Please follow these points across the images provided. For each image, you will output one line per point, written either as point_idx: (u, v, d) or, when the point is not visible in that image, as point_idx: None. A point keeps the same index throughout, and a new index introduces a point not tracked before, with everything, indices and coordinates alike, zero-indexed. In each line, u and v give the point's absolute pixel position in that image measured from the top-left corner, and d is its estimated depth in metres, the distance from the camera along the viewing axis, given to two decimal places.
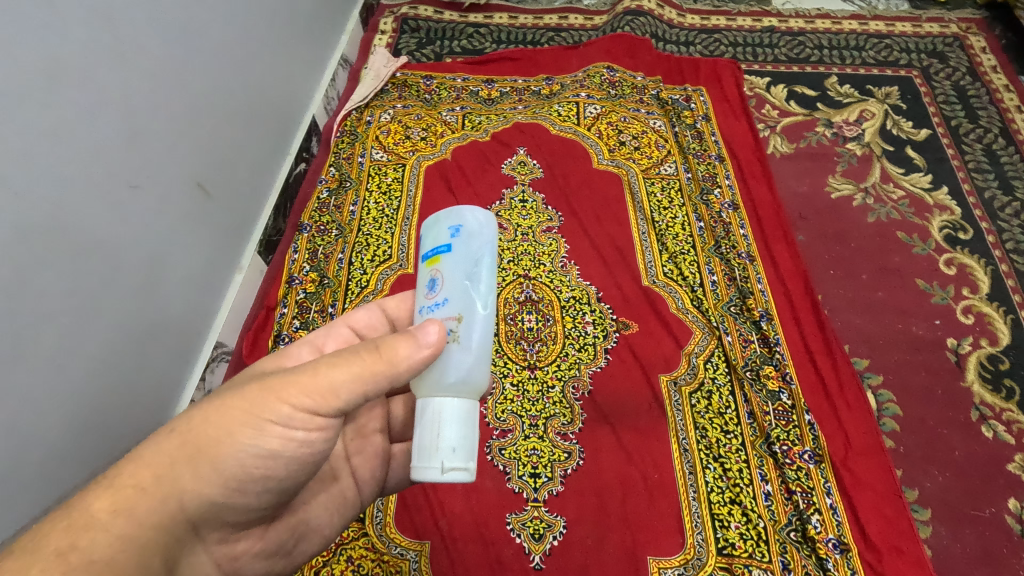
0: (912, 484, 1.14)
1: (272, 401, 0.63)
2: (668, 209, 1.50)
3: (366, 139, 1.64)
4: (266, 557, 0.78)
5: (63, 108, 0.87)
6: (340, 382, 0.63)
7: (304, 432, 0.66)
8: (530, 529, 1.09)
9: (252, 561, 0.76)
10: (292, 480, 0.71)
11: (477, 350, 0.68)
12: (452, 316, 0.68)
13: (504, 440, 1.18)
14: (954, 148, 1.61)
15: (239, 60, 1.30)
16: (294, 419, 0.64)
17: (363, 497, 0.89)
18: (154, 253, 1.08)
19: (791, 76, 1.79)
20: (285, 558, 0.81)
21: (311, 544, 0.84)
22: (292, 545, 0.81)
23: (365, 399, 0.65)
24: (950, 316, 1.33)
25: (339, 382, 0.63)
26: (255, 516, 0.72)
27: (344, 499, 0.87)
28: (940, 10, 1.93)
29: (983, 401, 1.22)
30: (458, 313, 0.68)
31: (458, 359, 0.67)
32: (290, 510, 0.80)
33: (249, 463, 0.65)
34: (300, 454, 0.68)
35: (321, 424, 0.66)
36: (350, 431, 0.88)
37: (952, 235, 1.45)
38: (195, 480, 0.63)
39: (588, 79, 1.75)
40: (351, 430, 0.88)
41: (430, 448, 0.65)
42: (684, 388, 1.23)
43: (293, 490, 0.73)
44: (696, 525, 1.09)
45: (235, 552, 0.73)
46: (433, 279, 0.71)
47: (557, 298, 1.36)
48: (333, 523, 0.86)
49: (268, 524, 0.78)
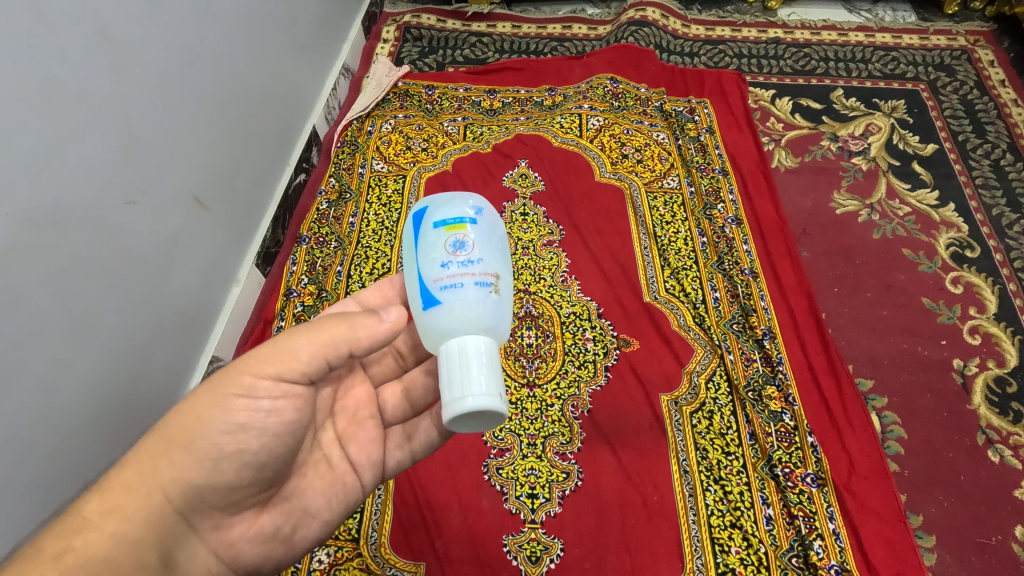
0: (916, 510, 1.12)
1: (236, 375, 0.69)
2: (671, 223, 1.48)
3: (367, 149, 1.63)
4: (263, 543, 0.76)
5: (57, 124, 0.86)
6: (300, 345, 0.69)
7: (270, 401, 0.70)
8: (527, 552, 1.07)
9: (248, 546, 0.75)
10: (269, 456, 0.71)
11: (506, 306, 0.75)
12: (491, 274, 0.73)
13: (501, 459, 1.17)
14: (962, 163, 1.59)
15: (239, 71, 1.29)
16: (259, 388, 0.69)
17: (363, 483, 0.84)
18: (150, 268, 1.07)
19: (796, 88, 1.78)
20: (285, 546, 0.78)
21: (312, 530, 0.80)
22: (290, 531, 0.78)
23: (326, 364, 0.71)
24: (956, 336, 1.31)
25: (299, 345, 0.69)
26: (239, 497, 0.72)
27: (343, 483, 0.82)
28: (948, 23, 1.91)
29: (990, 424, 1.20)
30: (495, 272, 0.74)
31: (499, 310, 0.73)
32: (284, 495, 0.78)
33: (219, 439, 0.68)
34: (271, 425, 0.70)
35: (286, 391, 0.70)
36: (344, 417, 0.84)
37: (959, 253, 1.43)
38: (172, 467, 0.67)
39: (590, 91, 1.74)
40: (345, 416, 0.84)
41: (459, 384, 0.66)
42: (684, 408, 1.21)
43: (271, 467, 0.73)
44: (696, 550, 1.07)
45: (229, 538, 0.74)
46: (461, 242, 0.73)
47: (558, 313, 1.34)
48: (333, 509, 0.82)
49: (261, 509, 0.76)
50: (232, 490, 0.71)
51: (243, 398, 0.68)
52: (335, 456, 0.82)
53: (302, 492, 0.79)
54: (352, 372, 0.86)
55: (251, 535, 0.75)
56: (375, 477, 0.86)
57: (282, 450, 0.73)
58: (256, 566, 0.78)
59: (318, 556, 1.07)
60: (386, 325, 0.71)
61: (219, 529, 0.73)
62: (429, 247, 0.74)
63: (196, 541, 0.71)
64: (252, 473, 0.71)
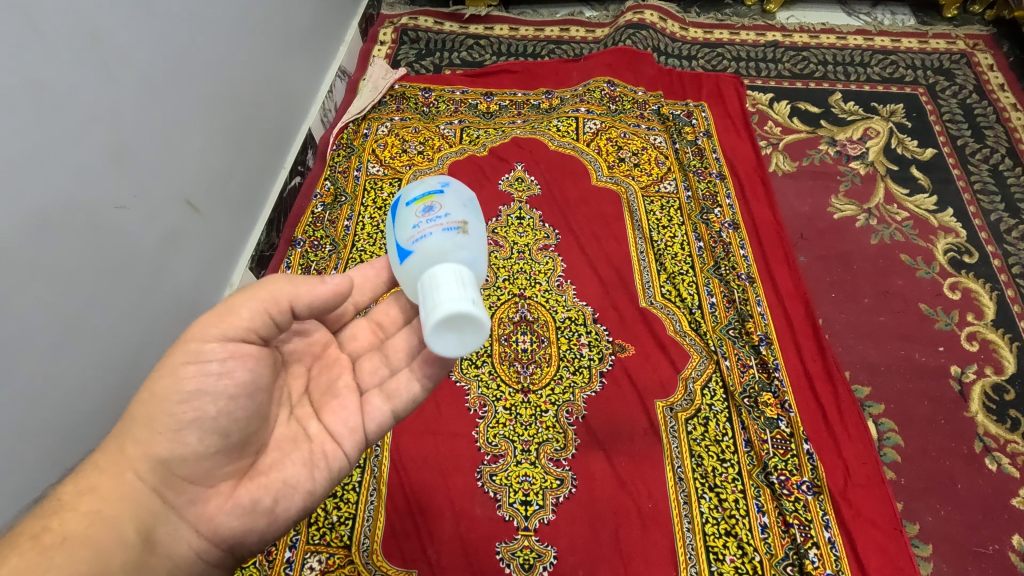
0: (912, 518, 1.11)
1: (189, 344, 0.68)
2: (668, 228, 1.47)
3: (362, 152, 1.62)
4: (242, 517, 0.73)
5: (46, 129, 0.85)
6: (241, 304, 0.69)
7: (220, 363, 0.68)
8: (520, 560, 1.07)
9: (227, 520, 0.72)
10: (232, 420, 0.69)
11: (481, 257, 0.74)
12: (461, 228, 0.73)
13: (495, 466, 1.16)
14: (960, 168, 1.58)
15: (233, 75, 1.28)
16: (210, 351, 0.68)
17: (345, 453, 0.79)
18: (141, 273, 1.06)
19: (794, 92, 1.77)
20: (267, 518, 0.74)
21: (293, 502, 0.76)
22: (271, 503, 0.74)
23: (268, 322, 0.71)
24: (954, 342, 1.30)
25: (240, 304, 0.69)
26: (209, 467, 0.70)
27: (321, 453, 0.78)
28: (947, 26, 1.90)
29: (987, 431, 1.19)
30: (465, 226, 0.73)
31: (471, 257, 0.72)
32: (259, 467, 0.74)
33: (176, 409, 0.67)
34: (227, 389, 0.69)
35: (236, 351, 0.69)
36: (315, 390, 0.81)
37: (957, 258, 1.42)
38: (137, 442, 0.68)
39: (588, 94, 1.73)
40: (316, 389, 0.81)
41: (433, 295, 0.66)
42: (679, 414, 1.21)
43: (238, 433, 0.71)
44: (691, 558, 1.06)
45: (207, 511, 0.71)
46: (429, 205, 0.74)
47: (553, 318, 1.34)
48: (315, 480, 0.77)
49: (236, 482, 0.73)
50: (201, 460, 0.69)
51: (191, 365, 0.67)
52: (313, 426, 0.79)
53: (277, 462, 0.75)
54: (327, 351, 0.84)
55: (228, 507, 0.72)
56: (357, 446, 0.80)
57: (244, 412, 0.70)
58: (239, 539, 0.74)
59: (310, 563, 1.06)
60: (329, 287, 0.73)
61: (195, 504, 0.70)
62: (404, 217, 0.74)
63: (174, 517, 0.70)
64: (216, 440, 0.69)
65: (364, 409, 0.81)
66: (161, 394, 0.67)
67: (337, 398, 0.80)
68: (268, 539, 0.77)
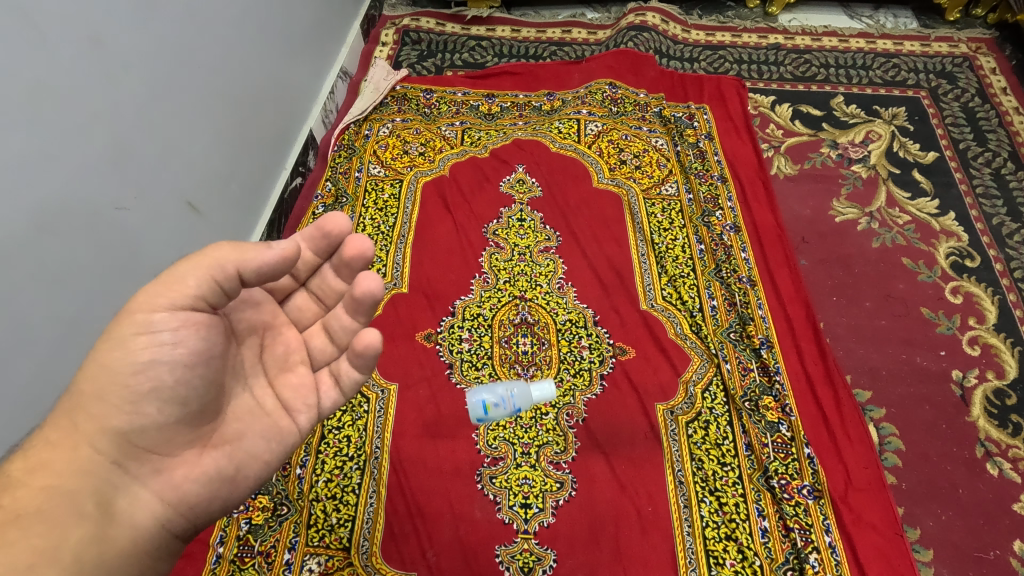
0: (913, 523, 1.10)
1: (139, 315, 0.64)
2: (669, 230, 1.47)
3: (364, 153, 1.62)
4: (206, 483, 0.72)
5: (46, 131, 0.85)
6: (183, 268, 0.64)
7: (171, 333, 0.65)
8: (520, 563, 1.06)
9: (191, 486, 0.71)
10: (193, 389, 0.68)
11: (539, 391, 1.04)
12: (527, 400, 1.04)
13: (495, 468, 1.16)
14: (962, 172, 1.58)
15: (234, 77, 1.28)
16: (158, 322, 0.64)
17: (300, 425, 0.79)
18: (141, 274, 1.06)
19: (796, 95, 1.77)
20: (229, 487, 0.74)
21: (256, 470, 0.76)
22: (234, 471, 0.74)
23: (214, 286, 0.66)
24: (955, 347, 1.30)
25: (181, 268, 0.64)
26: (171, 433, 0.68)
27: (277, 426, 0.77)
28: (950, 30, 1.90)
29: (989, 436, 1.19)
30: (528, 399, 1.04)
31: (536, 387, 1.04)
32: (221, 434, 0.73)
33: (130, 381, 0.65)
34: (181, 356, 0.66)
35: (185, 320, 0.65)
36: (269, 363, 0.77)
37: (959, 262, 1.42)
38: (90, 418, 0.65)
39: (589, 96, 1.73)
40: (270, 362, 0.77)
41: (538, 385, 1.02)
42: (680, 418, 1.20)
43: (201, 403, 0.69)
44: (691, 563, 1.06)
45: (173, 479, 0.70)
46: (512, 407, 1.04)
47: (554, 321, 1.34)
48: (274, 450, 0.77)
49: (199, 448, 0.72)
50: (163, 432, 0.68)
51: (142, 335, 0.64)
52: (267, 397, 0.77)
53: (238, 429, 0.74)
54: (275, 319, 0.78)
55: (193, 476, 0.71)
56: (312, 419, 0.80)
57: (202, 381, 0.68)
58: (205, 507, 0.73)
59: (309, 565, 1.06)
60: (275, 254, 0.67)
61: (159, 473, 0.70)
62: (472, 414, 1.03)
63: (137, 485, 0.69)
64: (176, 410, 0.67)
65: (318, 386, 0.80)
66: (112, 365, 0.64)
67: (291, 372, 0.79)
68: (232, 505, 0.76)
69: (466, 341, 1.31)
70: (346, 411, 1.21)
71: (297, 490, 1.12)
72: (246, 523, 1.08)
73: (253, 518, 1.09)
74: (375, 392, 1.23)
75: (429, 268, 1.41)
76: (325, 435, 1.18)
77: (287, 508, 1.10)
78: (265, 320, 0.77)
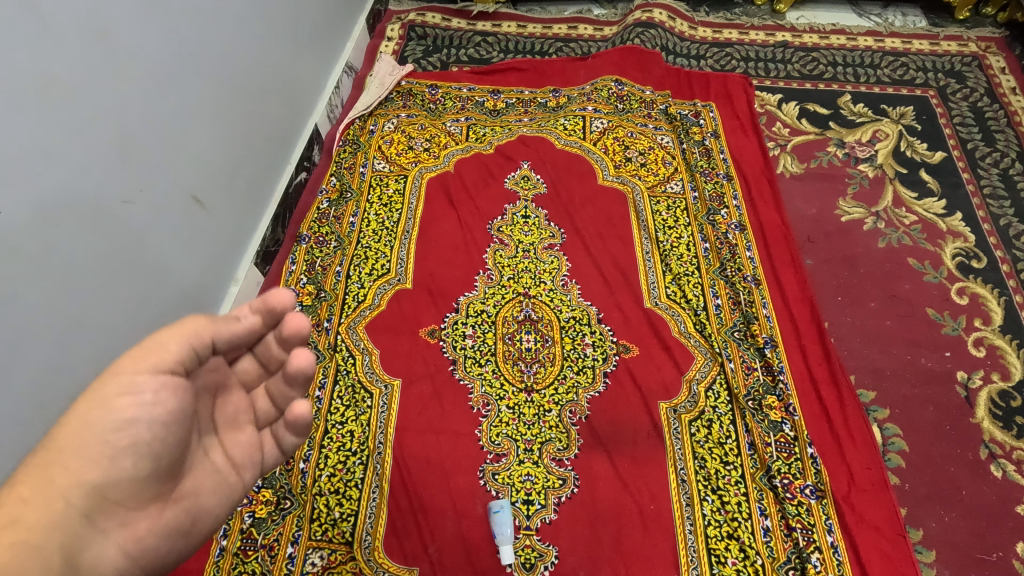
0: (916, 524, 1.10)
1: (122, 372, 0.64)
2: (674, 228, 1.47)
3: (369, 148, 1.62)
4: (169, 537, 0.69)
5: (52, 125, 0.85)
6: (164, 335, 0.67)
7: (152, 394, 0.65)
8: (522, 559, 1.07)
9: (155, 541, 0.68)
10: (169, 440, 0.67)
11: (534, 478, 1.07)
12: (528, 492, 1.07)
13: (498, 465, 1.16)
14: (970, 172, 1.57)
15: (239, 71, 1.28)
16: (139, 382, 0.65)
17: (247, 481, 0.78)
18: (146, 269, 1.06)
19: (803, 93, 1.76)
20: (184, 539, 0.71)
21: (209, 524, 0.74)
22: (193, 524, 0.71)
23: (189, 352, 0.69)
24: (960, 348, 1.29)
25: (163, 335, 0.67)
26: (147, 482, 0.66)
27: (229, 483, 0.76)
28: (959, 28, 1.88)
29: (993, 438, 1.18)
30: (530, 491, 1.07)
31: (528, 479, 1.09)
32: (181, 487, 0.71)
33: (109, 435, 0.63)
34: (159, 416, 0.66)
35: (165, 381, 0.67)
36: (218, 422, 0.78)
37: (965, 263, 1.41)
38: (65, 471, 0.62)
39: (595, 93, 1.72)
40: (219, 421, 0.78)
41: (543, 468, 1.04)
42: (683, 416, 1.20)
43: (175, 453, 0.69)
44: (692, 560, 1.06)
45: (138, 534, 0.66)
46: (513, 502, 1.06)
47: (557, 318, 1.33)
48: (224, 505, 0.75)
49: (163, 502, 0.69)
50: (137, 482, 0.65)
51: (124, 395, 0.64)
52: (218, 455, 0.76)
53: (196, 483, 0.72)
54: (226, 380, 0.79)
55: (157, 528, 0.68)
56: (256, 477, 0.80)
57: (177, 437, 0.68)
58: (162, 561, 0.69)
59: (311, 559, 1.06)
60: (245, 325, 0.76)
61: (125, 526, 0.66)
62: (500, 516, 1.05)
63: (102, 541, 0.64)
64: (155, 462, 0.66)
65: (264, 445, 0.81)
66: (92, 423, 0.63)
67: (238, 431, 0.79)
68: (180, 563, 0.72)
69: (469, 337, 1.31)
70: (349, 407, 1.21)
71: (300, 485, 1.13)
72: (250, 516, 1.09)
73: (257, 511, 1.10)
74: (378, 388, 1.24)
75: (432, 265, 1.41)
76: (329, 430, 1.19)
77: (290, 502, 1.11)
78: (219, 381, 0.78)
